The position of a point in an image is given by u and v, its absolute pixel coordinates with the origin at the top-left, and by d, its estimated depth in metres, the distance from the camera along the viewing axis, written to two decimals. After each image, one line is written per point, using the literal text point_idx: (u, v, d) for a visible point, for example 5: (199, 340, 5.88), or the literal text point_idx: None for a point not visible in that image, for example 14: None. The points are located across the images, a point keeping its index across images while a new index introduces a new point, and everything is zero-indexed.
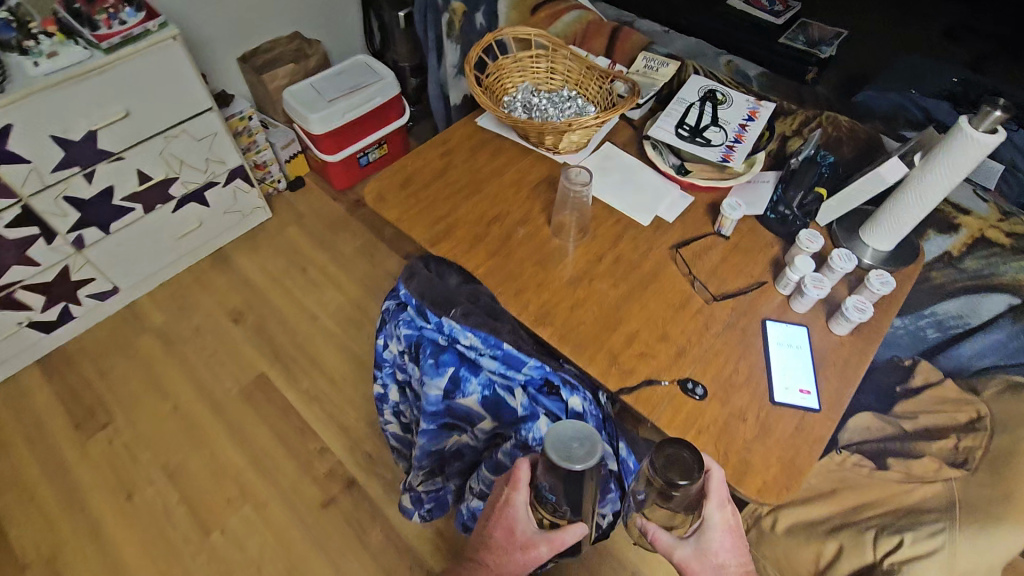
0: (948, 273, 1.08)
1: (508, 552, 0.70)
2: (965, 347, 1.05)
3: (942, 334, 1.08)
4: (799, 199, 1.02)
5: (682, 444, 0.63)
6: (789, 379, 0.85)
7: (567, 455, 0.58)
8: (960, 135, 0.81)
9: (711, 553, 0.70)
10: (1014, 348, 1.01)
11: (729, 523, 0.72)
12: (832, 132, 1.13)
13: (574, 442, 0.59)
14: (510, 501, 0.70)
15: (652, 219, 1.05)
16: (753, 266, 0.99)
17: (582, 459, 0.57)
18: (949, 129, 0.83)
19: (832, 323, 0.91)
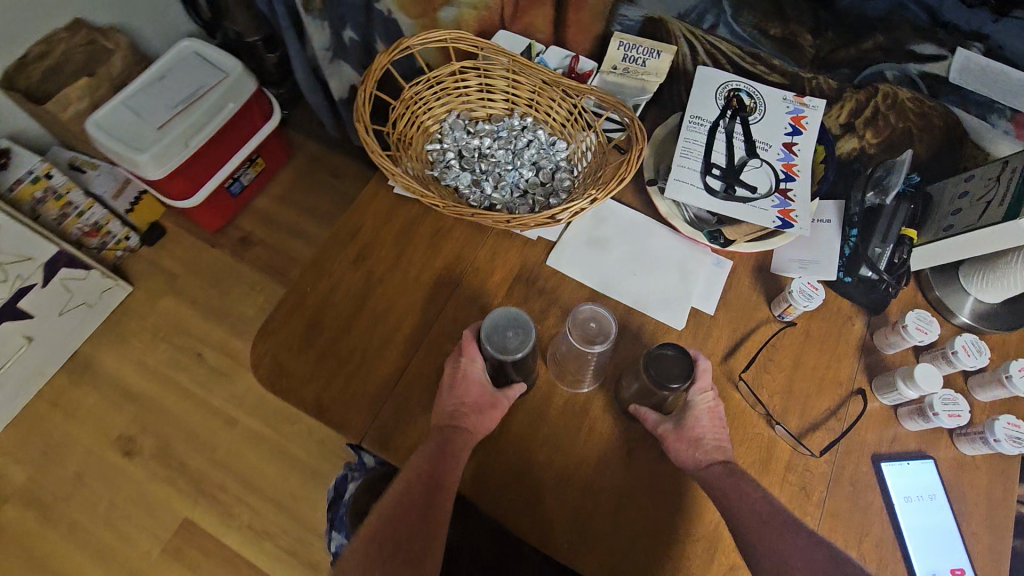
0: None
1: (478, 415, 0.63)
2: None
3: None
4: (887, 256, 0.73)
5: (677, 347, 0.61)
6: (934, 557, 0.62)
7: (504, 346, 0.60)
8: None
9: (690, 426, 0.63)
10: None
11: (712, 404, 0.64)
12: (897, 125, 0.82)
13: (508, 330, 0.60)
14: (466, 363, 0.64)
15: (688, 317, 0.73)
16: (837, 366, 0.71)
17: (519, 348, 0.59)
18: None
19: (963, 445, 0.67)
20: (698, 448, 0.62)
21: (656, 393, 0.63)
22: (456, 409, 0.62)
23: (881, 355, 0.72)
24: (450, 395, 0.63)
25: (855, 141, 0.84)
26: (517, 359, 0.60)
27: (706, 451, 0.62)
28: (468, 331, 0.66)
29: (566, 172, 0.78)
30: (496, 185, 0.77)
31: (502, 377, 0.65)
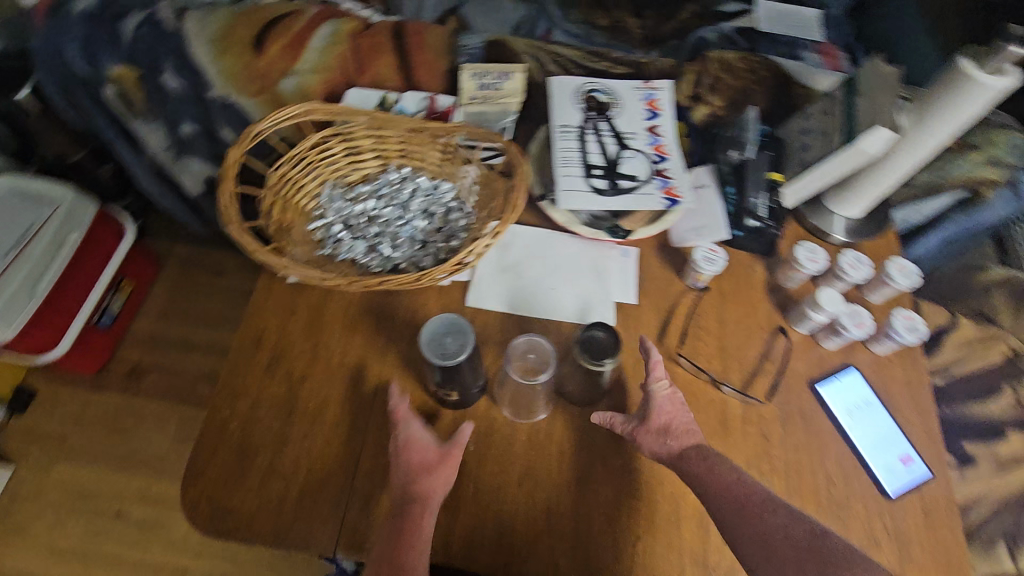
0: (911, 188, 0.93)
1: (429, 474, 0.60)
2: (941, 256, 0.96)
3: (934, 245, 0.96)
4: (762, 204, 0.81)
5: (606, 326, 0.62)
6: (884, 453, 0.68)
7: (445, 352, 0.58)
8: (967, 85, 0.62)
9: (655, 415, 0.63)
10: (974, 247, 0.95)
11: (670, 391, 0.65)
12: (734, 84, 0.92)
13: (447, 336, 0.59)
14: (404, 432, 0.63)
15: (617, 313, 0.75)
16: (754, 313, 0.77)
17: (460, 351, 0.58)
18: (944, 75, 0.65)
19: (877, 346, 0.74)
20: (668, 436, 0.62)
21: (591, 373, 0.63)
22: (405, 478, 0.60)
23: (785, 290, 0.78)
24: (397, 465, 0.61)
25: (706, 107, 0.90)
26: (461, 364, 0.58)
27: (678, 436, 0.62)
28: (396, 398, 0.65)
29: (459, 211, 0.77)
30: (394, 244, 0.75)
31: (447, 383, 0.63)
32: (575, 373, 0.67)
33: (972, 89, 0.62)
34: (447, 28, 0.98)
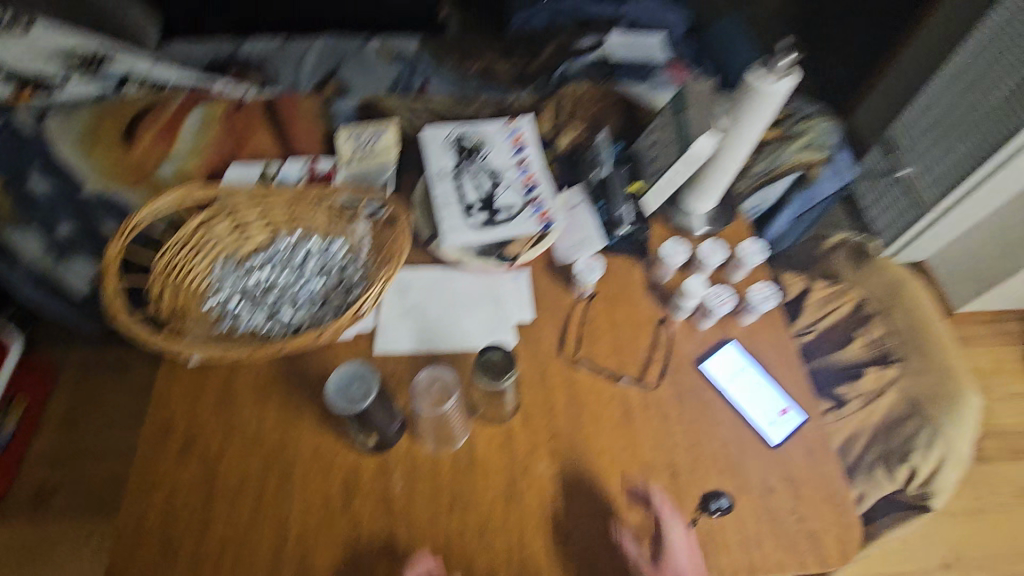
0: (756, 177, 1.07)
1: None
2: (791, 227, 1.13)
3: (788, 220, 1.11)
4: (628, 211, 0.89)
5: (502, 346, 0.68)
6: (765, 410, 0.77)
7: (352, 399, 0.61)
8: (760, 92, 0.75)
9: (666, 563, 0.64)
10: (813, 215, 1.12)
11: (687, 537, 0.66)
12: (588, 112, 1.03)
13: (353, 384, 0.62)
14: None
15: (517, 332, 0.81)
16: (638, 309, 0.85)
17: (366, 395, 0.61)
18: (744, 85, 0.77)
19: (743, 318, 0.85)
20: None
21: (497, 390, 0.68)
22: None
23: (661, 284, 0.88)
24: None
25: (569, 134, 0.99)
26: (369, 407, 0.61)
27: None
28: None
29: (354, 266, 0.81)
30: (294, 307, 0.77)
31: (365, 427, 0.66)
32: (484, 395, 0.71)
33: (763, 97, 0.75)
34: (318, 96, 1.04)
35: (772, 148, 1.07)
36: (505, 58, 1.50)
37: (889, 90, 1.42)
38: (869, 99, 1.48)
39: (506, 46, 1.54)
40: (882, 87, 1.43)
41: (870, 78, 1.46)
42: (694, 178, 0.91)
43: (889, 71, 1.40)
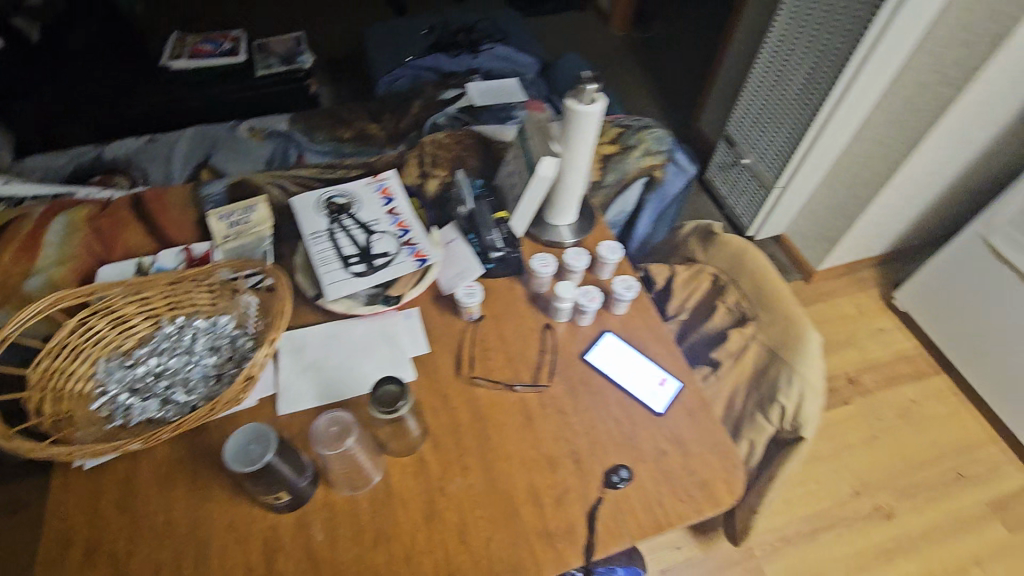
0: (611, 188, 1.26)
1: None
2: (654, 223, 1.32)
3: (648, 219, 1.31)
4: (499, 237, 0.99)
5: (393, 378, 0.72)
6: (647, 384, 0.87)
7: (252, 458, 0.63)
8: (578, 115, 0.87)
9: None
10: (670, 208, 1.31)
11: None
12: (449, 155, 1.12)
13: (251, 444, 0.64)
14: None
15: (415, 366, 0.86)
16: (523, 321, 0.93)
17: (265, 451, 0.63)
18: (565, 112, 0.89)
19: (616, 309, 0.94)
20: None
21: (397, 419, 0.72)
22: None
23: (541, 295, 0.96)
24: None
25: (436, 180, 1.09)
26: (270, 463, 0.63)
27: None
28: None
29: (243, 337, 0.83)
30: (187, 388, 0.78)
31: (274, 486, 0.67)
32: (389, 428, 0.75)
33: (583, 118, 0.87)
34: (187, 185, 1.07)
35: (617, 160, 1.25)
36: (375, 121, 1.60)
37: (750, 33, 1.92)
38: (739, 43, 1.97)
39: (375, 110, 1.64)
40: (746, 33, 1.93)
41: (737, 29, 1.97)
42: (551, 196, 1.02)
43: (749, 20, 1.90)
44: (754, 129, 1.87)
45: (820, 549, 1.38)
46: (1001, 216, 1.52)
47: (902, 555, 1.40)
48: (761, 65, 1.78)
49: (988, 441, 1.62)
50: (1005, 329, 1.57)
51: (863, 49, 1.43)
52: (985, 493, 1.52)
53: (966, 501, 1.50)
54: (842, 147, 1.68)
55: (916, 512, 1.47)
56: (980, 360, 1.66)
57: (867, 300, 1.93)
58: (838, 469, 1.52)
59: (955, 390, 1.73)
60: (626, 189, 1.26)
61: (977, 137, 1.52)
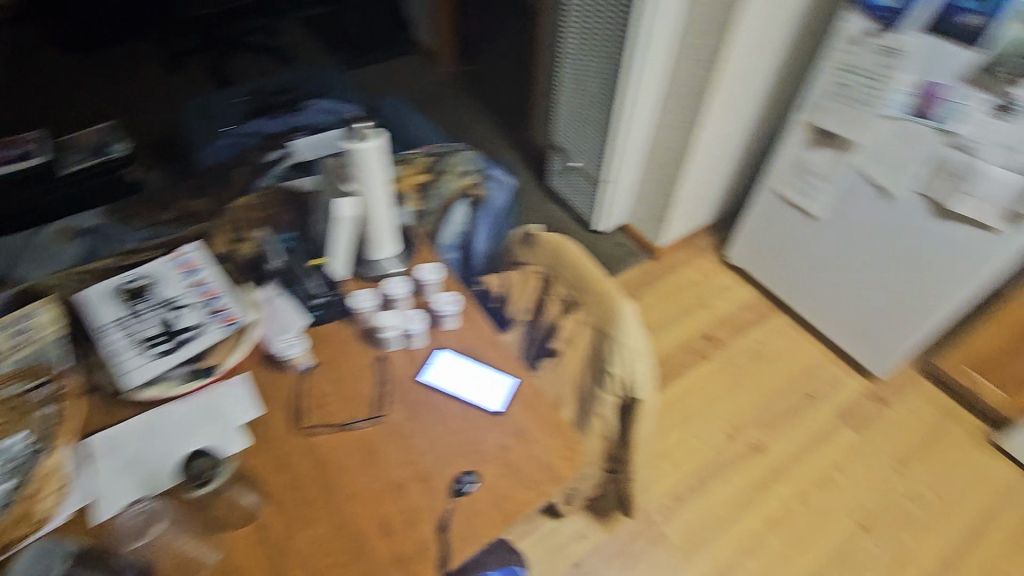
0: (434, 214, 1.32)
1: None
2: (489, 236, 1.35)
3: (484, 236, 1.35)
4: (315, 284, 1.01)
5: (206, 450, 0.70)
6: (483, 388, 0.90)
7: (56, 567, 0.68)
8: (362, 151, 0.91)
9: None
10: (500, 219, 1.38)
11: None
12: (260, 215, 1.10)
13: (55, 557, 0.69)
14: None
15: (247, 431, 0.84)
16: (356, 359, 0.93)
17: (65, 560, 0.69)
18: (349, 151, 0.92)
19: (445, 325, 0.98)
20: None
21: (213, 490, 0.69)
22: None
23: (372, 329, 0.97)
24: None
25: (251, 241, 1.06)
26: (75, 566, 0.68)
27: None
28: None
29: (41, 453, 0.75)
30: None
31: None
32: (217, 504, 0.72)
33: (361, 155, 0.91)
34: None
35: (434, 185, 1.34)
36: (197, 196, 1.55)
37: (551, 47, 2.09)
38: (544, 58, 2.15)
39: None
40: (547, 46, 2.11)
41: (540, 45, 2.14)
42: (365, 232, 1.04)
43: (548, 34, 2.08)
44: (576, 133, 2.05)
45: (709, 498, 1.51)
46: (778, 172, 1.75)
47: (777, 481, 1.56)
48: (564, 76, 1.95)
49: (825, 360, 1.86)
50: (811, 263, 1.81)
51: (636, 52, 1.63)
52: (832, 406, 1.74)
53: (818, 417, 1.71)
54: (646, 134, 1.88)
55: (781, 439, 1.64)
56: (802, 294, 1.90)
57: (709, 263, 2.16)
58: (711, 423, 1.68)
59: (792, 323, 1.97)
60: (451, 206, 1.34)
61: (746, 108, 1.76)
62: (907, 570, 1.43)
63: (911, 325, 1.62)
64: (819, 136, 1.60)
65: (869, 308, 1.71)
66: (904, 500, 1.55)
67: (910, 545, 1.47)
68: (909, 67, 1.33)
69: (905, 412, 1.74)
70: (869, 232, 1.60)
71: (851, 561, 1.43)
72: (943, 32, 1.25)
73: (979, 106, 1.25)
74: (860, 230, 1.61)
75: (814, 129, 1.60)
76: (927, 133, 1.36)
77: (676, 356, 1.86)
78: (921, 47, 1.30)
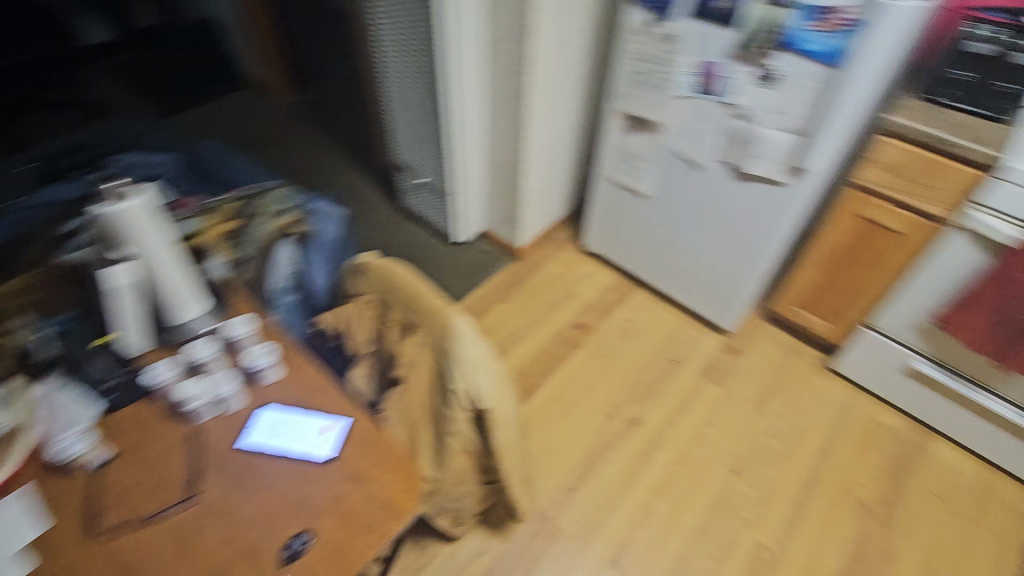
0: (254, 261, 1.25)
1: None
2: (326, 271, 1.32)
3: (318, 271, 1.31)
4: (102, 366, 0.92)
5: None
6: (312, 437, 0.85)
7: None
8: (124, 215, 0.83)
9: None
10: (333, 251, 1.35)
11: None
12: (36, 300, 1.00)
13: None
14: None
15: (30, 554, 0.73)
16: (164, 439, 0.84)
17: None
18: (108, 218, 0.84)
19: (264, 379, 0.91)
20: None
21: None
22: None
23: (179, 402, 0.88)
24: None
25: (23, 332, 0.95)
26: None
27: None
28: None
29: None
30: None
31: None
32: None
33: (125, 217, 0.83)
34: None
35: (249, 232, 1.23)
36: None
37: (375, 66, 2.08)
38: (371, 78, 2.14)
39: None
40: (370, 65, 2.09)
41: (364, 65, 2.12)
42: (159, 297, 0.94)
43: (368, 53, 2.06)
44: (418, 150, 2.04)
45: (597, 481, 1.57)
46: (607, 160, 1.86)
47: (657, 449, 1.65)
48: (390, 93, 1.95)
49: (683, 326, 2.01)
50: (653, 239, 1.93)
51: (450, 63, 1.65)
52: (694, 367, 1.89)
53: (683, 380, 1.84)
54: (480, 141, 1.91)
55: (655, 409, 1.74)
56: (653, 269, 2.02)
57: (569, 255, 2.24)
58: (591, 408, 1.74)
59: (651, 298, 2.10)
60: (272, 250, 1.26)
61: (567, 104, 1.84)
62: (777, 500, 1.57)
63: (743, 280, 1.78)
64: (633, 122, 1.71)
65: (706, 271, 1.86)
66: (764, 439, 1.71)
67: (777, 477, 1.62)
68: (688, 51, 1.46)
69: (754, 359, 1.93)
70: (689, 203, 1.74)
71: (730, 505, 1.55)
72: (706, 16, 1.38)
73: (747, 78, 1.40)
74: (683, 202, 1.75)
75: (627, 116, 1.71)
76: (715, 107, 1.50)
77: (551, 350, 1.90)
78: (693, 31, 1.43)
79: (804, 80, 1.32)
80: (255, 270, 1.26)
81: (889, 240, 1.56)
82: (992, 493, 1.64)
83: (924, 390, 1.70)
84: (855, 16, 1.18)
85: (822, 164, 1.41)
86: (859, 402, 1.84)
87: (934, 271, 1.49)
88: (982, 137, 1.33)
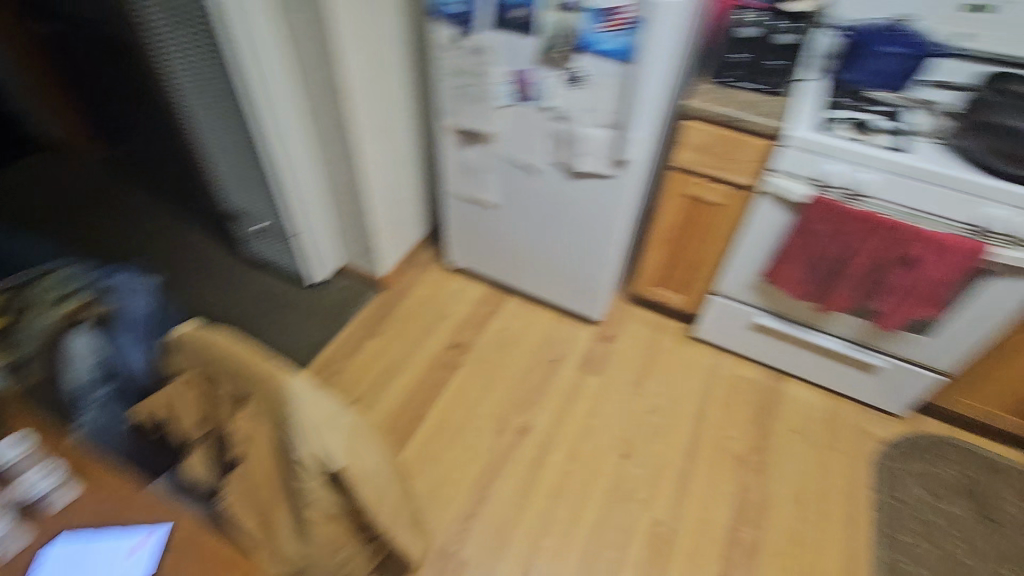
0: (35, 365, 1.03)
1: None
2: (143, 353, 1.08)
3: (128, 358, 1.08)
4: None
5: None
6: (119, 562, 0.72)
7: None
8: None
9: None
10: (148, 328, 1.11)
11: None
12: None
13: None
14: None
15: None
16: None
17: None
18: None
19: (51, 505, 0.77)
20: None
21: None
22: None
23: None
24: None
25: None
26: None
27: None
28: None
29: None
30: None
31: None
32: None
33: None
34: None
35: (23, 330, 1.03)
36: None
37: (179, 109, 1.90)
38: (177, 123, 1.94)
39: None
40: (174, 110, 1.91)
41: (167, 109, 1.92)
42: None
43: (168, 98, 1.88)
44: (250, 194, 1.89)
45: (494, 501, 1.55)
46: (451, 176, 1.84)
47: (548, 454, 1.66)
48: (200, 138, 1.78)
49: (558, 324, 2.05)
50: (511, 247, 1.94)
51: (255, 99, 1.55)
52: (573, 363, 1.93)
53: (565, 378, 1.88)
54: (312, 175, 1.81)
55: (541, 414, 1.76)
56: (518, 276, 2.03)
57: (437, 275, 2.19)
58: (479, 427, 1.71)
59: (523, 302, 2.11)
60: (61, 347, 1.04)
61: (398, 126, 1.79)
62: (665, 473, 1.66)
63: (600, 271, 1.84)
64: (465, 136, 1.71)
65: (565, 268, 1.90)
66: (646, 418, 1.79)
67: (662, 451, 1.71)
68: (498, 61, 1.48)
69: (627, 343, 2.01)
70: (534, 206, 1.77)
71: (624, 490, 1.61)
72: (506, 27, 1.41)
73: (557, 81, 1.44)
74: (528, 206, 1.78)
75: (458, 131, 1.70)
76: (536, 112, 1.54)
77: (431, 376, 1.85)
78: (498, 42, 1.45)
79: (606, 78, 1.38)
80: (39, 378, 1.03)
81: (716, 212, 1.69)
82: (839, 418, 1.86)
83: (770, 340, 1.87)
84: (633, 14, 1.26)
85: (640, 153, 1.49)
86: (723, 362, 1.99)
87: (755, 235, 1.64)
88: (766, 111, 1.49)
